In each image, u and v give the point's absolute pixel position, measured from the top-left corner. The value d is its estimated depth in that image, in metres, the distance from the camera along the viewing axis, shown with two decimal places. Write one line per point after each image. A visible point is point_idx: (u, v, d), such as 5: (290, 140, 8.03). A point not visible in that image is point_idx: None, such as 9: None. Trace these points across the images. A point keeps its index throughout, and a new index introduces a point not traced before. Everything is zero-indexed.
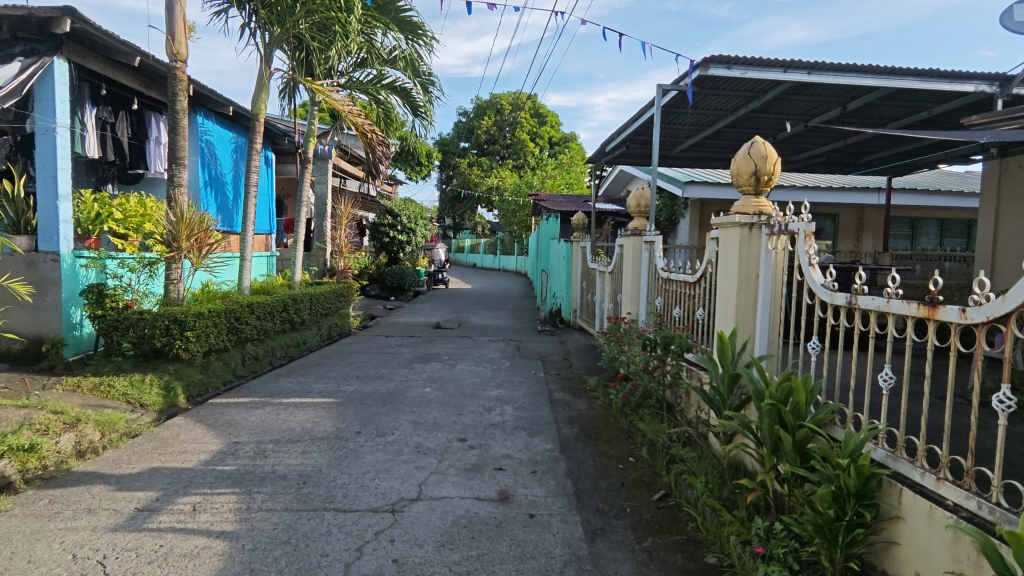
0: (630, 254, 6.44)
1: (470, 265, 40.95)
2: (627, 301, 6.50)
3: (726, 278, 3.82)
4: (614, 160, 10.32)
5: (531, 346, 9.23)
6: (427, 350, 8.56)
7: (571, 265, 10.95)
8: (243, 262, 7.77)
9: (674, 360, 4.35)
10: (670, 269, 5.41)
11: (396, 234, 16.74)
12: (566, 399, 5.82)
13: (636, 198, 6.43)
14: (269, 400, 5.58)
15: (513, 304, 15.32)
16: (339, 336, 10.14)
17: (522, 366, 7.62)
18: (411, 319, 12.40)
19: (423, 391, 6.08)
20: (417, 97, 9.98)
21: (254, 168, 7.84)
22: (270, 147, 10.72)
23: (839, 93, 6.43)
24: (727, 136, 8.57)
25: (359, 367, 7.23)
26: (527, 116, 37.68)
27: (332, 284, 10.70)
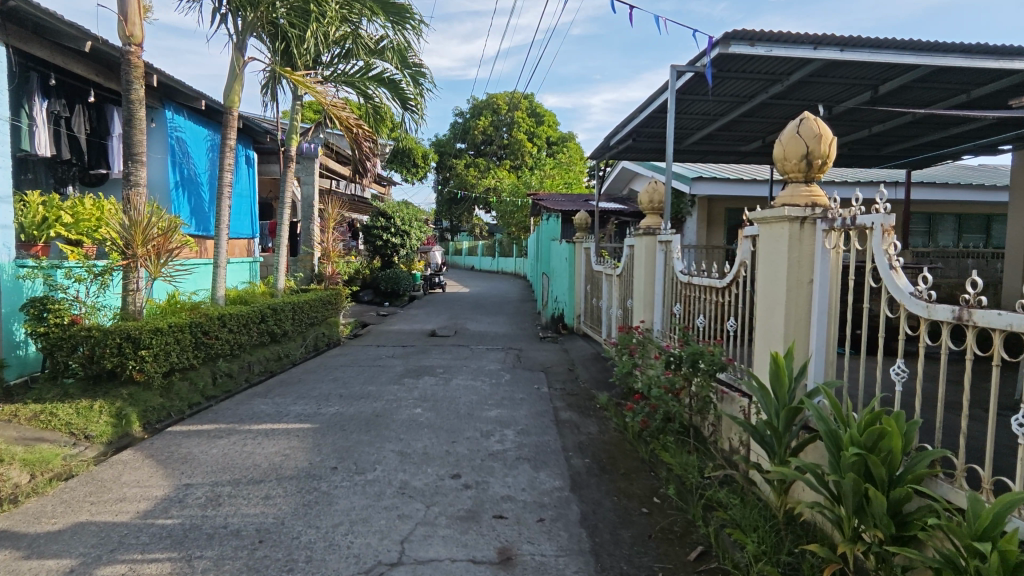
0: (642, 256, 5.77)
1: (468, 268, 40.27)
2: (640, 309, 5.83)
3: (769, 284, 3.15)
4: (618, 154, 9.66)
5: (533, 356, 8.56)
6: (420, 363, 7.87)
7: (574, 267, 10.29)
8: (216, 269, 7.11)
9: (703, 380, 3.68)
10: (692, 272, 4.75)
11: (389, 236, 16.06)
12: (574, 421, 5.14)
13: (648, 191, 5.77)
14: (238, 426, 4.91)
15: (512, 309, 14.66)
16: (326, 346, 9.46)
17: (524, 380, 6.94)
18: (406, 326, 11.72)
19: (413, 412, 5.40)
20: (407, 89, 9.29)
21: (228, 166, 7.15)
22: (252, 146, 10.05)
23: (873, 74, 5.75)
24: (741, 125, 7.92)
25: (344, 384, 6.55)
26: (524, 116, 37.07)
27: (319, 291, 10.03)
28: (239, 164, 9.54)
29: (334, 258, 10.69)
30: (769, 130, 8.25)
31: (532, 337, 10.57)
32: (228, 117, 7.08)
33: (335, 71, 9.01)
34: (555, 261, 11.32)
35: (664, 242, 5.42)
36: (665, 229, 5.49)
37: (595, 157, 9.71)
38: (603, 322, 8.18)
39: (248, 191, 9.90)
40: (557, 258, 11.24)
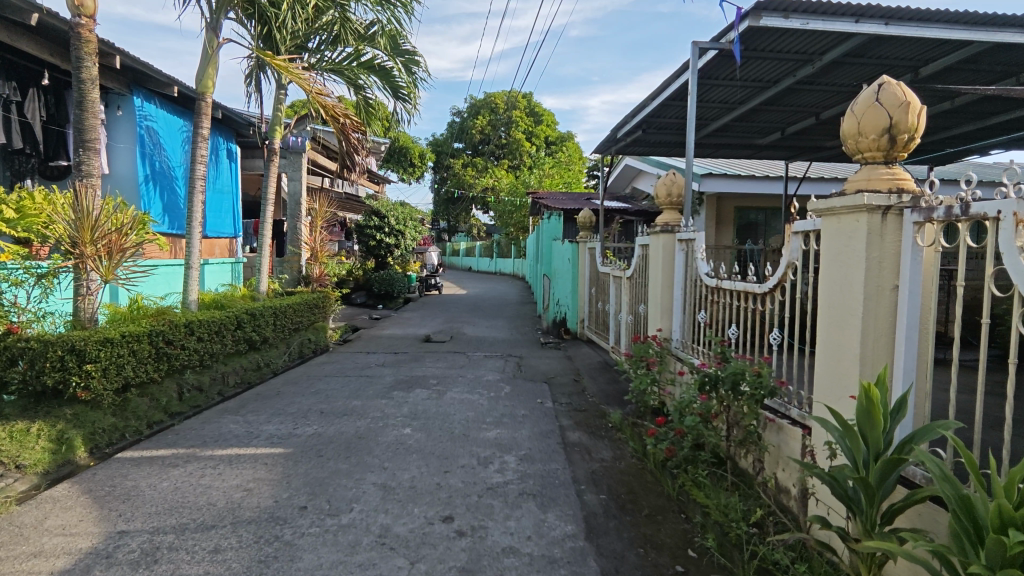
0: (660, 256, 5.16)
1: (466, 269, 39.61)
2: (656, 315, 5.22)
3: (838, 292, 2.53)
4: (625, 146, 9.05)
5: (534, 365, 7.92)
6: (412, 373, 7.24)
7: (578, 269, 9.72)
8: (187, 270, 6.47)
9: (746, 405, 3.06)
10: (722, 275, 4.14)
11: (383, 236, 15.42)
12: (584, 445, 4.51)
13: (665, 183, 5.14)
14: (199, 452, 4.27)
15: (511, 312, 14.04)
16: (312, 354, 8.81)
17: (525, 393, 6.31)
18: (399, 331, 11.09)
19: (401, 433, 4.77)
20: (399, 78, 8.67)
21: (201, 157, 6.49)
22: (234, 139, 9.42)
23: (915, 53, 5.15)
24: (761, 115, 7.31)
25: (327, 398, 5.91)
26: (522, 115, 36.48)
27: (305, 294, 9.37)
28: (220, 158, 8.93)
29: (322, 259, 10.14)
30: (790, 121, 7.64)
31: (533, 343, 9.94)
32: (201, 103, 6.44)
33: (322, 58, 8.39)
34: (557, 262, 10.69)
35: (685, 240, 4.82)
36: (686, 226, 4.89)
37: (601, 149, 9.13)
38: (611, 329, 7.55)
39: (230, 187, 9.28)
40: (559, 258, 10.62)
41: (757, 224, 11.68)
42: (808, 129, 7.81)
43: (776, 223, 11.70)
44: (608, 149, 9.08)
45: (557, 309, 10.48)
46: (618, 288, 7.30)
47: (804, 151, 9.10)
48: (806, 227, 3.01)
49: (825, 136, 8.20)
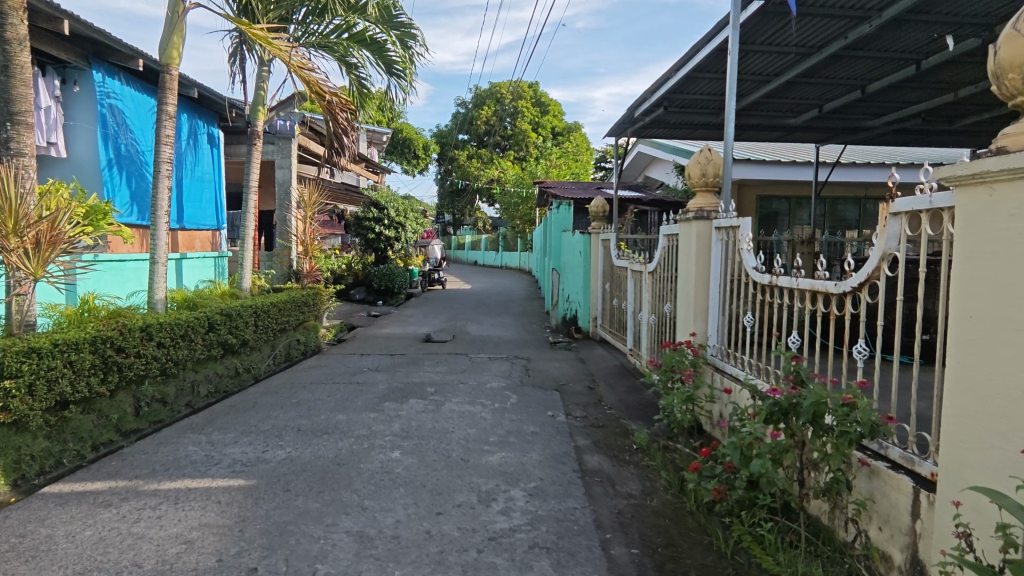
0: (692, 247, 4.39)
1: (471, 263, 38.85)
2: (688, 317, 4.45)
3: (995, 294, 1.76)
4: (641, 128, 8.29)
5: (543, 369, 7.17)
6: (407, 379, 6.51)
7: (591, 262, 8.95)
8: (153, 266, 5.76)
9: (829, 444, 2.28)
10: (777, 270, 3.38)
11: (382, 229, 14.67)
12: (607, 476, 3.76)
13: (695, 159, 4.38)
14: (142, 486, 3.56)
15: (518, 309, 13.30)
16: (301, 357, 8.08)
17: (534, 403, 5.55)
18: (397, 330, 10.37)
19: (388, 458, 4.03)
20: (393, 53, 7.91)
21: (167, 137, 5.77)
22: (216, 123, 8.70)
23: (995, 5, 4.34)
24: (798, 89, 6.50)
25: (308, 412, 5.18)
26: (527, 104, 35.63)
27: (294, 291, 8.62)
28: (199, 143, 8.23)
29: (313, 252, 9.36)
30: (828, 97, 6.83)
31: (541, 342, 9.19)
32: (165, 77, 5.72)
33: (308, 33, 7.63)
34: (567, 255, 9.90)
35: (725, 228, 4.06)
36: (725, 210, 4.13)
37: (615, 133, 8.45)
38: (629, 330, 6.78)
39: (212, 176, 8.59)
40: (569, 251, 9.83)
41: (781, 214, 10.85)
42: (849, 105, 7.00)
43: (802, 212, 10.87)
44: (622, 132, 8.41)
45: (568, 306, 9.71)
46: (638, 285, 6.53)
47: (838, 132, 8.28)
48: (911, 207, 2.25)
49: (865, 112, 7.39)
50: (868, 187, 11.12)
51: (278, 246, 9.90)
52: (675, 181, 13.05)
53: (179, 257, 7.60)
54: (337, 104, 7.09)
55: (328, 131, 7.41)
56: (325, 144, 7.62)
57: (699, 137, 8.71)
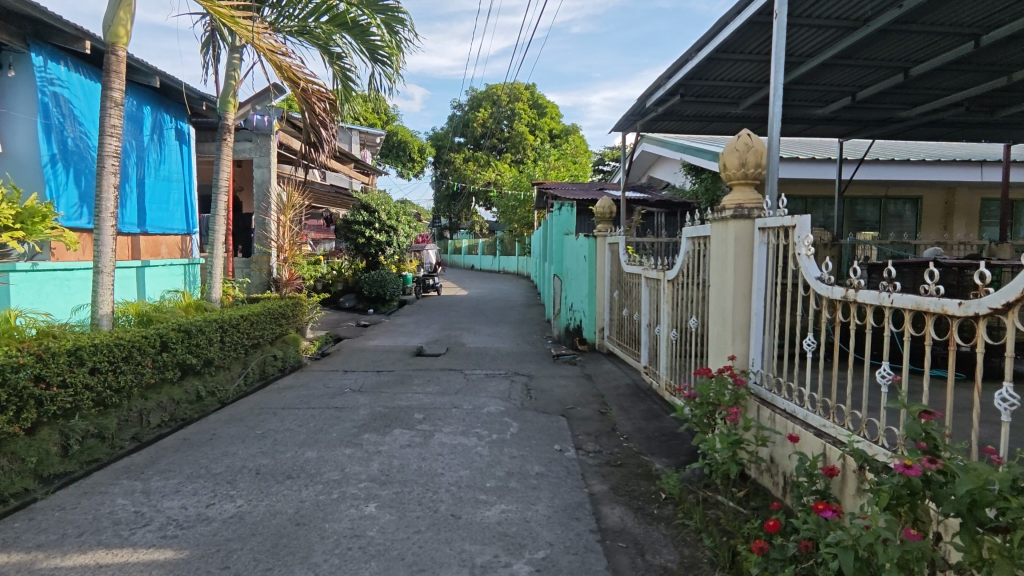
0: (728, 250, 3.62)
1: (468, 267, 38.14)
2: (723, 336, 3.68)
3: None
4: (651, 121, 7.58)
5: (546, 389, 6.40)
6: (393, 403, 5.74)
7: (597, 268, 8.21)
8: (97, 276, 4.99)
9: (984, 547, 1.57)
10: (854, 283, 2.63)
11: (373, 233, 13.92)
12: (633, 540, 2.98)
13: (729, 144, 3.64)
14: (40, 562, 2.79)
15: (517, 317, 12.55)
16: (278, 374, 7.32)
17: (538, 434, 4.78)
18: (387, 342, 9.61)
19: (360, 516, 3.26)
20: (378, 38, 7.18)
21: (112, 126, 5.01)
22: (186, 118, 7.94)
23: None
24: (831, 72, 5.79)
25: (272, 448, 4.41)
26: (524, 106, 34.96)
27: (272, 302, 7.86)
28: (165, 139, 7.48)
29: (293, 257, 8.58)
30: (863, 83, 6.09)
31: (542, 356, 8.43)
32: (110, 58, 4.97)
33: (285, 17, 6.89)
34: (569, 260, 9.17)
35: (772, 228, 3.31)
36: (770, 207, 3.39)
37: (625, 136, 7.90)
38: (644, 346, 6.03)
39: (181, 175, 7.83)
40: (571, 256, 9.10)
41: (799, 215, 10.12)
42: (886, 92, 6.27)
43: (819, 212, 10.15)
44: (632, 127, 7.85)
45: (571, 316, 8.98)
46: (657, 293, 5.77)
47: (867, 125, 7.58)
48: None
49: (900, 101, 6.66)
50: (889, 186, 10.42)
51: (257, 252, 9.12)
52: (683, 181, 12.33)
53: (142, 264, 6.85)
54: (315, 96, 6.27)
55: (305, 127, 6.59)
56: (302, 142, 6.79)
57: (714, 131, 7.98)
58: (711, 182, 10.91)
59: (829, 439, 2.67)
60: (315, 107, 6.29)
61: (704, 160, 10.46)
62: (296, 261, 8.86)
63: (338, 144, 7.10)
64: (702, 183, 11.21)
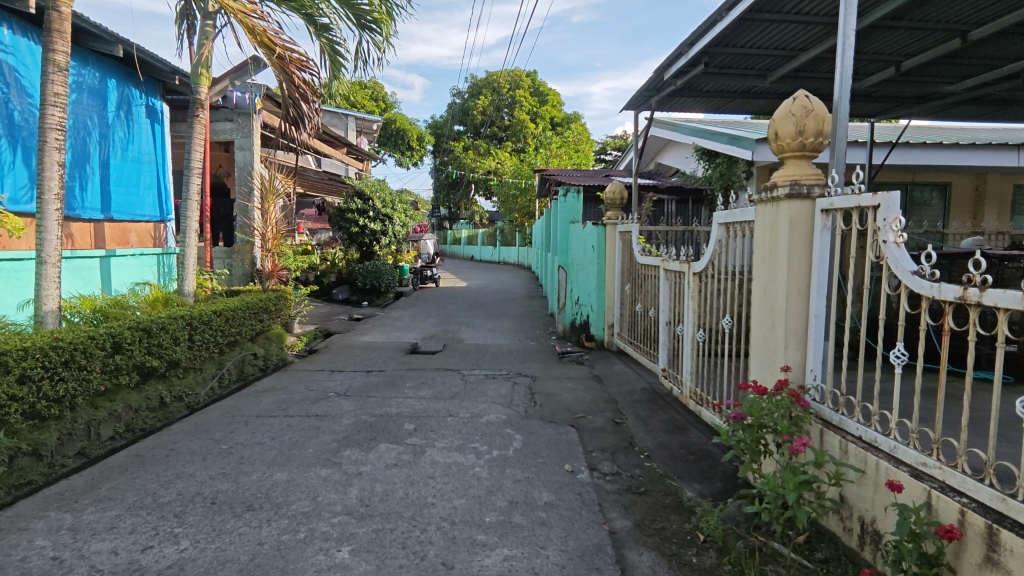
0: (778, 237, 2.97)
1: (467, 258, 37.47)
2: (770, 340, 3.05)
3: None
4: (668, 97, 6.92)
5: (553, 393, 5.77)
6: (381, 411, 5.11)
7: (607, 259, 7.59)
8: (39, 267, 4.33)
9: None
10: (973, 280, 2.01)
11: (367, 222, 13.25)
12: None
13: (782, 109, 2.98)
14: None
15: (517, 311, 11.93)
16: (260, 374, 6.71)
17: (545, 450, 4.14)
18: (380, 338, 8.99)
19: (329, 566, 2.64)
20: (366, 3, 6.47)
21: (55, 94, 4.33)
22: (158, 93, 7.27)
23: None
24: (876, 38, 5.10)
25: (236, 467, 3.78)
26: (525, 93, 34.12)
27: (255, 295, 7.26)
28: (135, 116, 6.81)
29: (276, 245, 7.94)
30: (910, 50, 5.39)
31: (547, 354, 7.79)
32: (52, 15, 4.29)
33: None
34: (575, 251, 8.53)
35: (841, 209, 2.66)
36: (837, 182, 2.76)
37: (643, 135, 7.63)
38: (663, 347, 5.40)
39: (153, 155, 7.17)
40: (577, 246, 8.45)
41: None
42: (934, 62, 5.58)
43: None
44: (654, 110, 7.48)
45: (577, 310, 8.36)
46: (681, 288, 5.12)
47: (905, 103, 6.89)
48: None
49: (948, 74, 5.96)
50: (916, 172, 9.74)
51: (239, 241, 8.47)
52: (694, 167, 11.63)
53: (107, 254, 6.24)
54: (294, 66, 5.55)
55: (284, 101, 5.86)
56: (281, 118, 6.07)
57: (735, 108, 7.30)
58: (726, 168, 10.27)
59: (934, 484, 2.07)
60: (294, 78, 5.56)
61: (720, 144, 9.79)
62: (281, 251, 8.25)
63: (322, 121, 6.37)
64: (716, 168, 10.54)
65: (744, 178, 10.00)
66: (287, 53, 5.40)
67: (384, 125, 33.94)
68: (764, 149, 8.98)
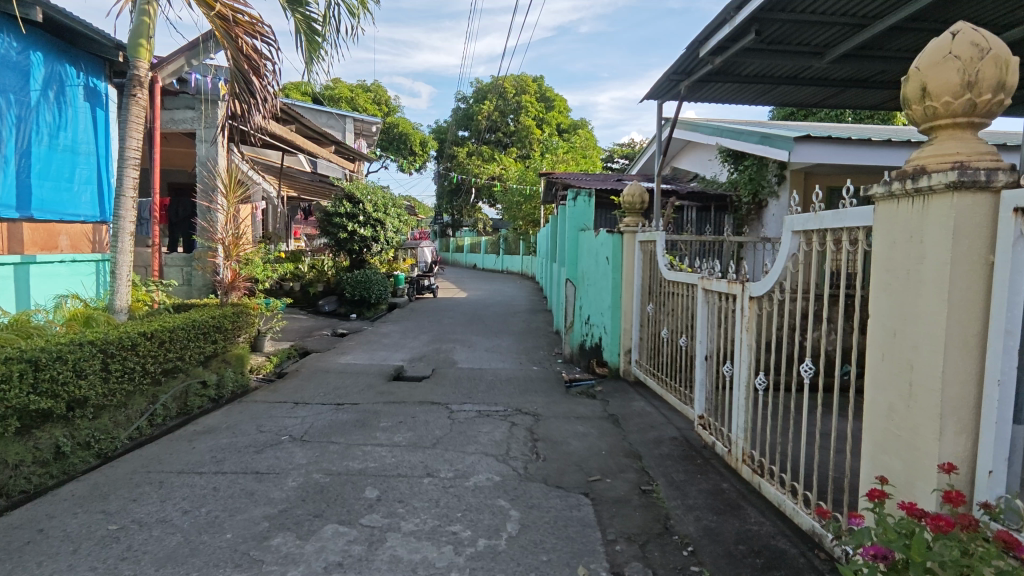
0: (929, 256, 1.89)
1: (469, 267, 36.44)
2: (912, 418, 1.95)
3: None
4: (699, 83, 5.84)
5: (560, 441, 4.66)
6: (340, 466, 4.01)
7: (624, 272, 6.50)
8: None
9: None
10: None
11: (357, 227, 12.18)
12: None
13: (934, 50, 1.91)
14: None
15: (519, 327, 10.85)
16: (208, 406, 5.60)
17: (550, 539, 3.03)
18: (362, 359, 7.90)
19: None
20: None
21: None
22: (101, 73, 6.23)
23: None
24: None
25: (114, 567, 2.68)
26: (532, 99, 33.29)
27: (211, 310, 6.19)
28: (69, 98, 5.74)
29: (239, 250, 6.86)
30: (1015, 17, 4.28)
31: (551, 383, 6.67)
32: None
33: None
34: (585, 262, 7.46)
35: None
36: None
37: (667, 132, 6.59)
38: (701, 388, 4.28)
39: (93, 145, 6.12)
40: (588, 257, 7.35)
41: None
42: None
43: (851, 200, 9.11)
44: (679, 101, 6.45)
45: (588, 331, 7.29)
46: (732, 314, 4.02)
47: None
48: None
49: None
50: None
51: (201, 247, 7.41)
52: (717, 171, 10.58)
53: (24, 260, 5.21)
54: (243, 30, 4.51)
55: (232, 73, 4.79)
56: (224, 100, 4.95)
57: (779, 95, 6.20)
58: (755, 171, 9.28)
59: None
60: (243, 46, 4.53)
61: (748, 144, 8.75)
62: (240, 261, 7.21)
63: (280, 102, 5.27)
64: (744, 172, 9.51)
65: (774, 183, 9.07)
66: (233, 13, 4.39)
67: (386, 129, 33.12)
68: (801, 149, 7.87)
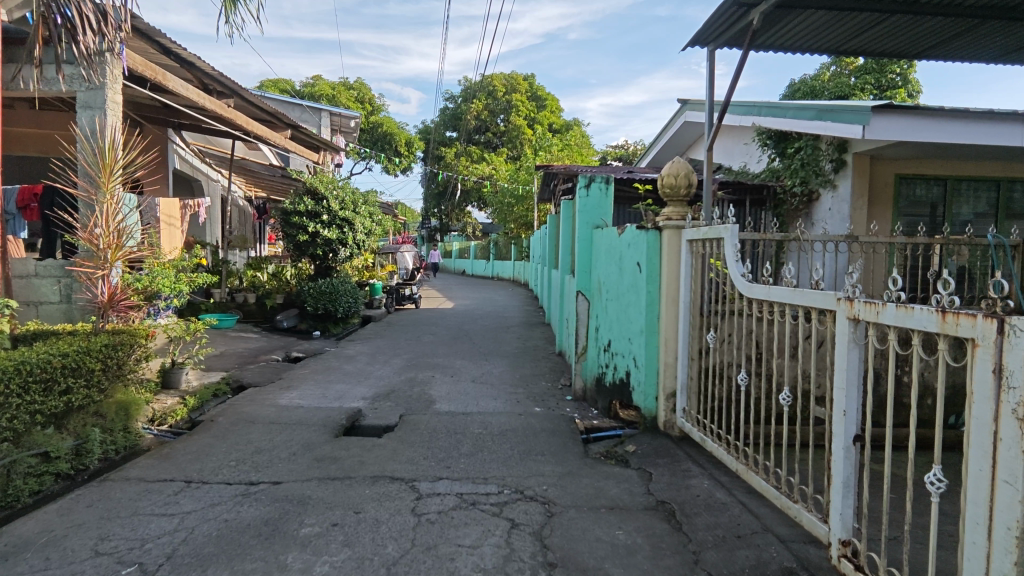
0: None
1: (459, 273, 34.51)
2: None
3: None
4: (779, 9, 4.01)
5: (591, 569, 2.80)
6: None
7: (664, 283, 4.68)
8: None
9: None
10: None
11: (320, 228, 10.26)
12: None
13: None
14: None
15: (514, 348, 9.00)
16: (53, 490, 3.70)
17: None
18: (310, 398, 6.01)
19: None
20: None
21: None
22: None
23: None
24: None
25: None
26: (522, 98, 31.63)
27: (74, 341, 4.33)
28: None
29: (118, 255, 4.91)
30: None
31: (562, 437, 4.83)
32: None
33: None
34: (603, 269, 5.63)
35: None
36: None
37: (725, 96, 4.78)
38: (838, 489, 2.46)
39: None
40: (607, 262, 5.53)
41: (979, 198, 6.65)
42: None
43: (923, 191, 7.39)
44: (741, 50, 4.63)
45: (609, 362, 5.47)
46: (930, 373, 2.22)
47: None
48: None
49: None
50: None
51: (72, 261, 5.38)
52: (752, 159, 8.83)
53: None
54: None
55: None
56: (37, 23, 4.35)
57: (879, 30, 4.54)
58: (808, 154, 7.53)
59: None
60: None
61: (801, 123, 7.08)
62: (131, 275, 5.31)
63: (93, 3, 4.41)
64: (793, 157, 7.79)
65: (829, 170, 7.35)
66: None
67: (370, 129, 31.31)
68: (878, 121, 6.13)
